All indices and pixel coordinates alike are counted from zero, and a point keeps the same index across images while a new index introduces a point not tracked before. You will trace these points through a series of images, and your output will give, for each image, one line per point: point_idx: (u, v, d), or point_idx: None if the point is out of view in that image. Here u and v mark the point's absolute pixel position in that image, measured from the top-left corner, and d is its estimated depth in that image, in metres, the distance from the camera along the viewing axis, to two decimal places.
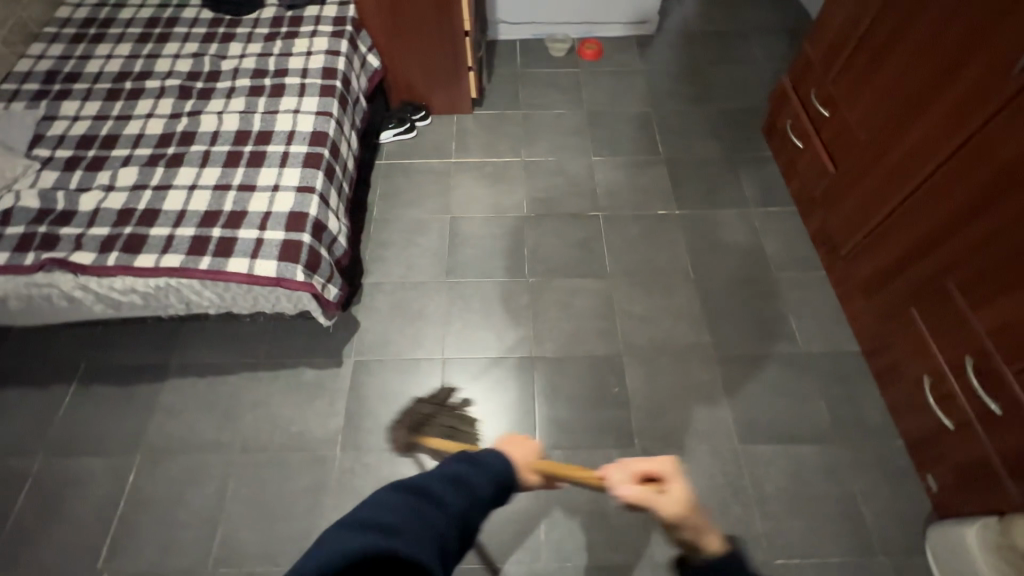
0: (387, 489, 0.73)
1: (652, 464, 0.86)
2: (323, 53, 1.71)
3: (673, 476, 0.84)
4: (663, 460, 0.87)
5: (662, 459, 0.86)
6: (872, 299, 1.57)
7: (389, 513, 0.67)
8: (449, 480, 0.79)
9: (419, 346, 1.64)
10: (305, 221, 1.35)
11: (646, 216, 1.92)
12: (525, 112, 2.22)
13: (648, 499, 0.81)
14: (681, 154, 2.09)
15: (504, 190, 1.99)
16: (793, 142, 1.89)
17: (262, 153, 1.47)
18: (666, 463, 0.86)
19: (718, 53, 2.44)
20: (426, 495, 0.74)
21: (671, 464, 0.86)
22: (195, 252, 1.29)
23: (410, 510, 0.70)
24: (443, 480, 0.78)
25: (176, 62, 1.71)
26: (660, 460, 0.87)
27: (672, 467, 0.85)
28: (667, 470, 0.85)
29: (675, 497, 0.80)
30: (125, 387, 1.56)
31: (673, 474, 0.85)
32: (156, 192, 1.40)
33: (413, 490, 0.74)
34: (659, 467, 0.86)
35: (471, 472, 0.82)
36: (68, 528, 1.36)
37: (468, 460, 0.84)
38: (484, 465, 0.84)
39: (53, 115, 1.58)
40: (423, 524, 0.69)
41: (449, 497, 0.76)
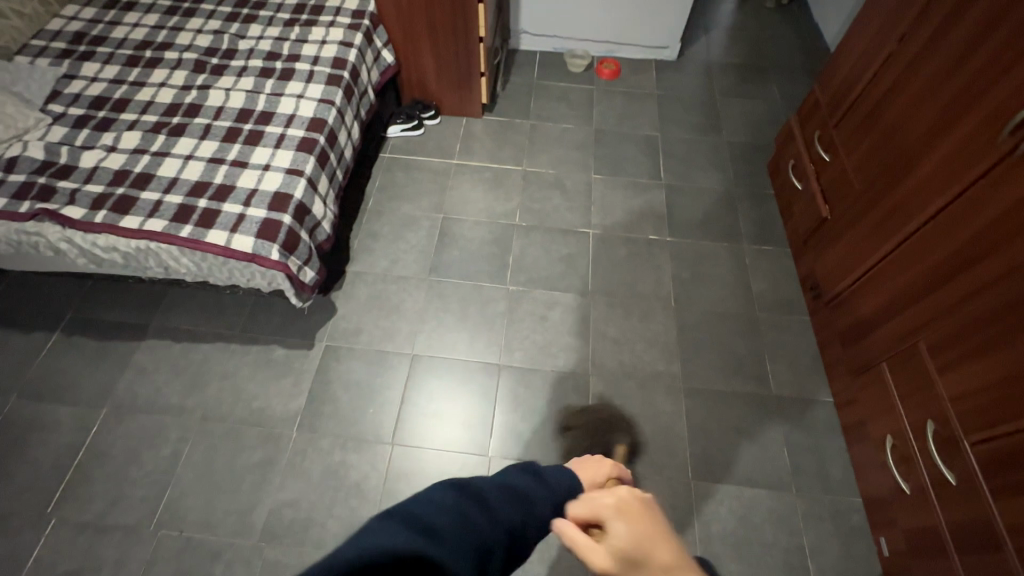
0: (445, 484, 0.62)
1: (585, 504, 0.57)
2: (337, 44, 1.76)
3: (615, 517, 0.53)
4: (598, 494, 0.57)
5: (616, 493, 0.56)
6: (848, 351, 1.54)
7: (436, 516, 0.57)
8: (508, 491, 0.66)
9: (392, 339, 1.66)
10: (289, 203, 1.38)
11: (637, 239, 1.92)
12: (533, 123, 2.24)
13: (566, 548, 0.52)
14: (682, 183, 2.08)
15: (501, 197, 2.01)
16: (793, 183, 1.88)
17: (260, 133, 1.52)
18: (609, 498, 0.56)
19: (735, 86, 2.43)
20: (480, 501, 0.62)
21: (617, 501, 0.55)
22: (179, 220, 1.33)
23: (456, 515, 0.58)
24: (499, 488, 0.66)
25: (197, 36, 1.78)
26: (601, 498, 0.56)
27: (620, 507, 0.54)
28: (605, 508, 0.54)
29: (609, 542, 0.50)
30: (104, 342, 1.61)
31: (613, 513, 0.54)
32: (155, 158, 1.45)
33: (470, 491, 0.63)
34: (600, 507, 0.55)
35: (532, 488, 0.68)
36: (26, 470, 1.40)
37: (536, 473, 0.71)
38: (552, 483, 0.70)
39: (73, 74, 1.65)
40: (463, 530, 0.57)
41: (506, 513, 0.63)
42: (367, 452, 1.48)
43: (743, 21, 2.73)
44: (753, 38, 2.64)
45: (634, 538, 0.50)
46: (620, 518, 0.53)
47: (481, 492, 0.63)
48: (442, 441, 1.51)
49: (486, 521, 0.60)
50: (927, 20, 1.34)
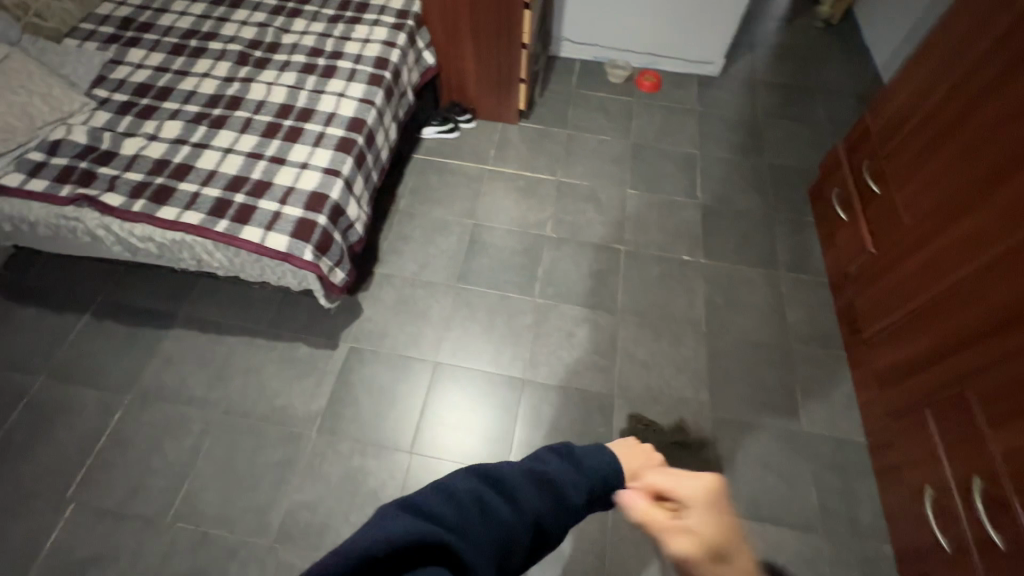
0: (464, 472, 0.58)
1: (674, 480, 0.59)
2: (380, 43, 1.75)
3: (703, 505, 0.56)
4: (689, 476, 0.59)
5: (700, 479, 0.58)
6: (887, 392, 1.48)
7: (449, 510, 0.53)
8: (537, 478, 0.62)
9: (416, 345, 1.65)
10: (325, 203, 1.37)
11: (670, 259, 1.87)
12: (569, 133, 2.21)
13: (655, 525, 0.56)
14: (719, 204, 2.03)
15: (533, 206, 1.98)
16: (837, 212, 1.81)
17: (299, 130, 1.51)
18: (699, 484, 0.57)
19: (778, 107, 2.37)
20: (507, 489, 0.59)
21: (708, 486, 0.57)
22: (215, 214, 1.32)
23: (478, 504, 0.55)
24: (528, 476, 0.62)
25: (242, 29, 1.78)
26: (693, 483, 0.58)
27: (709, 495, 0.57)
28: (699, 495, 0.57)
29: (694, 533, 0.54)
30: (132, 328, 1.62)
31: (704, 500, 0.56)
32: (194, 149, 1.45)
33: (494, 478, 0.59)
34: (684, 489, 0.58)
35: (567, 472, 0.65)
36: (50, 451, 1.41)
37: (569, 456, 0.67)
38: (585, 469, 0.66)
39: (120, 59, 1.66)
40: (487, 524, 0.54)
41: (534, 502, 0.60)
42: (385, 460, 1.46)
43: (790, 40, 2.66)
44: (800, 58, 2.58)
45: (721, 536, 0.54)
46: (708, 510, 0.56)
47: (506, 479, 0.59)
48: (461, 454, 1.49)
49: (511, 512, 0.57)
50: (994, 55, 1.27)
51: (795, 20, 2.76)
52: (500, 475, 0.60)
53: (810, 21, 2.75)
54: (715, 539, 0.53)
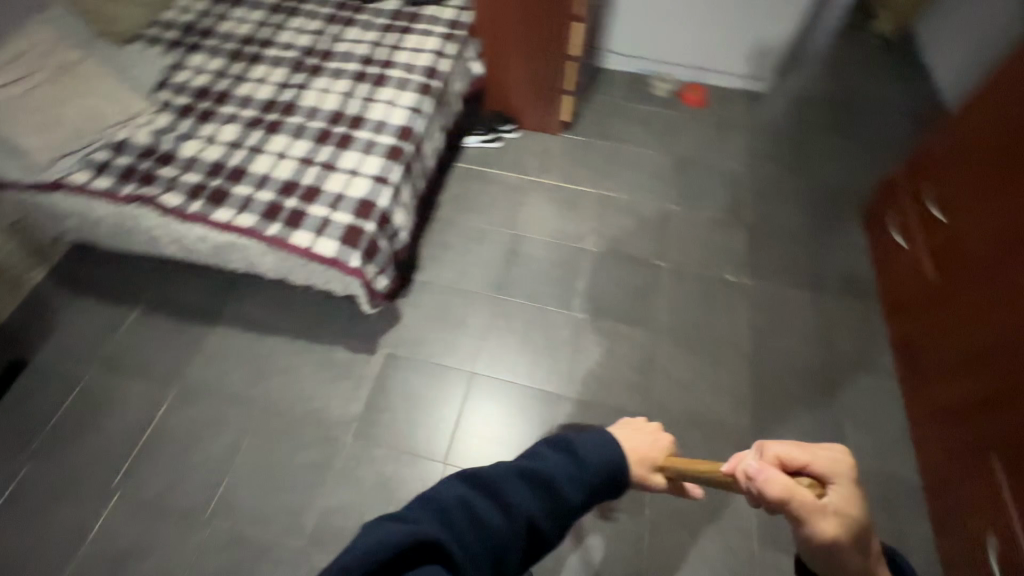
0: (456, 478, 0.68)
1: (808, 456, 0.59)
2: (431, 53, 1.77)
3: (841, 482, 0.58)
4: (825, 451, 0.60)
5: (832, 453, 0.59)
6: (947, 430, 1.40)
7: (443, 516, 0.63)
8: (529, 476, 0.69)
9: (452, 353, 1.64)
10: (374, 211, 1.38)
11: (713, 277, 1.83)
12: (612, 145, 2.18)
13: (800, 501, 0.55)
14: (765, 223, 1.97)
15: (573, 218, 1.96)
16: (895, 237, 1.74)
17: (350, 137, 1.53)
18: (837, 459, 0.59)
19: (830, 124, 2.29)
20: (499, 492, 0.66)
21: (845, 464, 0.58)
22: (268, 217, 1.35)
23: (468, 509, 0.64)
24: (521, 477, 0.69)
25: (298, 36, 1.83)
26: (827, 457, 0.59)
27: (845, 472, 0.58)
28: (838, 471, 0.58)
29: (840, 512, 0.55)
30: (180, 323, 1.67)
31: (843, 479, 0.58)
32: (249, 153, 1.49)
33: (487, 483, 0.67)
34: (824, 464, 0.59)
35: (562, 469, 0.70)
36: (99, 440, 1.46)
37: (566, 448, 0.73)
38: (579, 462, 0.71)
39: (182, 64, 1.72)
40: (474, 527, 0.63)
41: (525, 501, 0.67)
42: (419, 468, 1.45)
43: (843, 56, 2.58)
44: (853, 75, 2.50)
45: (859, 512, 0.56)
46: (847, 486, 0.57)
47: (496, 483, 0.67)
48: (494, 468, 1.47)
49: (500, 514, 0.65)
50: None
51: (848, 35, 2.68)
52: (491, 480, 0.67)
53: (864, 36, 2.67)
54: (854, 514, 0.56)
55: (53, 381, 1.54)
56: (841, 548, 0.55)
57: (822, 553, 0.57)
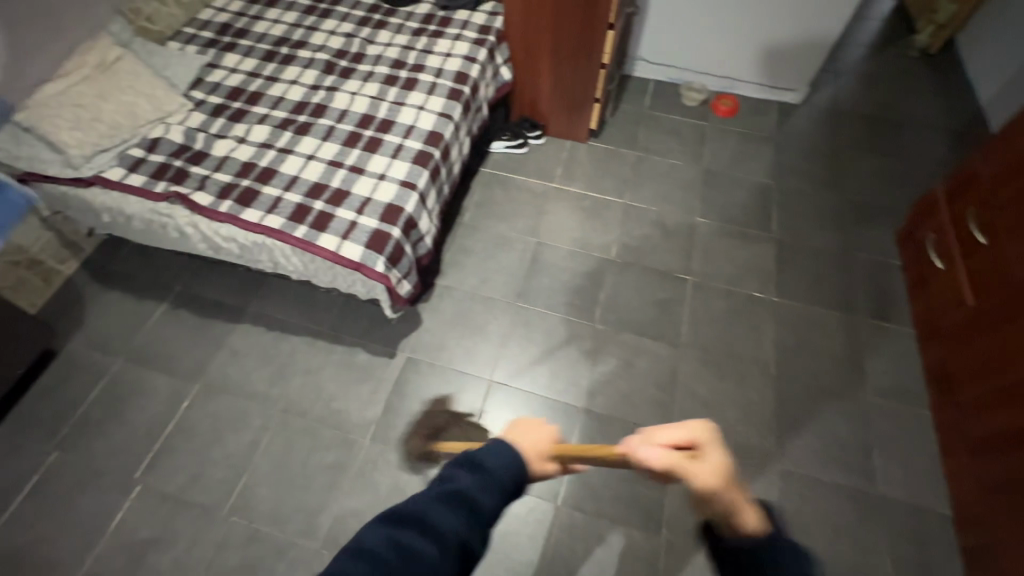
0: (373, 524, 0.64)
1: (679, 430, 0.64)
2: (461, 58, 1.76)
3: (711, 446, 0.62)
4: (692, 423, 0.64)
5: (696, 425, 0.64)
6: (982, 464, 1.34)
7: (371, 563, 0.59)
8: (446, 498, 0.67)
9: (471, 360, 1.64)
10: (400, 216, 1.38)
11: (739, 293, 1.79)
12: (639, 155, 2.16)
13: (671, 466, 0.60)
14: (795, 239, 1.93)
15: (598, 228, 1.94)
16: (932, 259, 1.67)
17: (379, 141, 1.53)
18: (700, 429, 0.63)
19: (865, 139, 2.23)
20: (422, 521, 0.64)
21: (709, 429, 0.63)
22: (295, 219, 1.36)
23: (398, 544, 0.62)
24: (438, 499, 0.67)
25: (330, 38, 1.84)
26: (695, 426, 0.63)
27: (713, 437, 0.63)
28: (702, 437, 0.62)
29: (710, 469, 0.59)
30: (205, 320, 1.69)
31: (711, 442, 0.62)
32: (279, 154, 1.50)
33: (407, 517, 0.65)
34: (692, 434, 0.63)
35: (475, 482, 0.70)
36: (123, 432, 1.48)
37: (470, 465, 0.72)
38: (485, 475, 0.71)
39: (216, 63, 1.74)
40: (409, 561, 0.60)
41: (452, 523, 0.65)
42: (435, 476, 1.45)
43: (881, 69, 2.51)
44: (891, 88, 2.43)
45: (729, 466, 0.60)
46: (712, 445, 0.62)
47: (419, 513, 0.65)
48: None
49: (431, 543, 0.63)
50: None
51: (887, 47, 2.61)
52: (413, 512, 0.66)
53: (904, 50, 2.60)
54: (722, 466, 0.59)
55: (81, 372, 1.58)
56: (722, 503, 0.58)
57: (710, 512, 0.59)
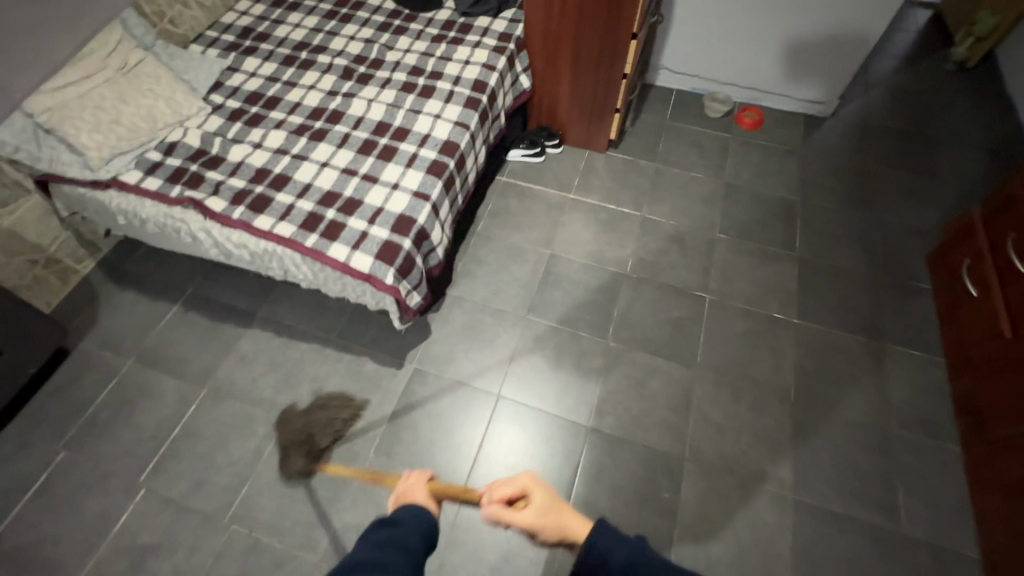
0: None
1: (508, 486, 0.90)
2: (480, 66, 1.74)
3: (533, 489, 0.88)
4: (520, 478, 0.90)
5: (522, 476, 0.90)
6: (1013, 507, 1.27)
7: None
8: (381, 546, 0.73)
9: (479, 373, 1.61)
10: (411, 227, 1.36)
11: (757, 314, 1.73)
12: (658, 167, 2.11)
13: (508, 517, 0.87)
14: (818, 258, 1.86)
15: (613, 242, 1.90)
16: (966, 285, 1.59)
17: (394, 149, 1.51)
18: (523, 479, 0.90)
19: (896, 156, 2.15)
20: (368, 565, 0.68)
21: (526, 477, 0.89)
22: (306, 228, 1.35)
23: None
24: (375, 547, 0.72)
25: (350, 43, 1.84)
26: (518, 478, 0.90)
27: (534, 481, 0.89)
28: (524, 483, 0.89)
29: (533, 509, 0.85)
30: (217, 323, 1.70)
31: (531, 486, 0.88)
32: (294, 160, 1.49)
33: (354, 565, 0.68)
34: (518, 485, 0.90)
35: (399, 532, 0.77)
36: (130, 434, 1.49)
37: (386, 522, 0.79)
38: (405, 525, 0.79)
39: (236, 67, 1.75)
40: None
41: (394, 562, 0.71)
42: None
43: (916, 82, 2.42)
44: (925, 103, 2.33)
45: (546, 499, 0.86)
46: (533, 486, 0.88)
47: (363, 560, 0.69)
48: None
49: None
50: None
51: (923, 59, 2.51)
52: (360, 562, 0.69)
53: (941, 62, 2.49)
54: (540, 503, 0.86)
55: (93, 371, 1.59)
56: (548, 532, 0.84)
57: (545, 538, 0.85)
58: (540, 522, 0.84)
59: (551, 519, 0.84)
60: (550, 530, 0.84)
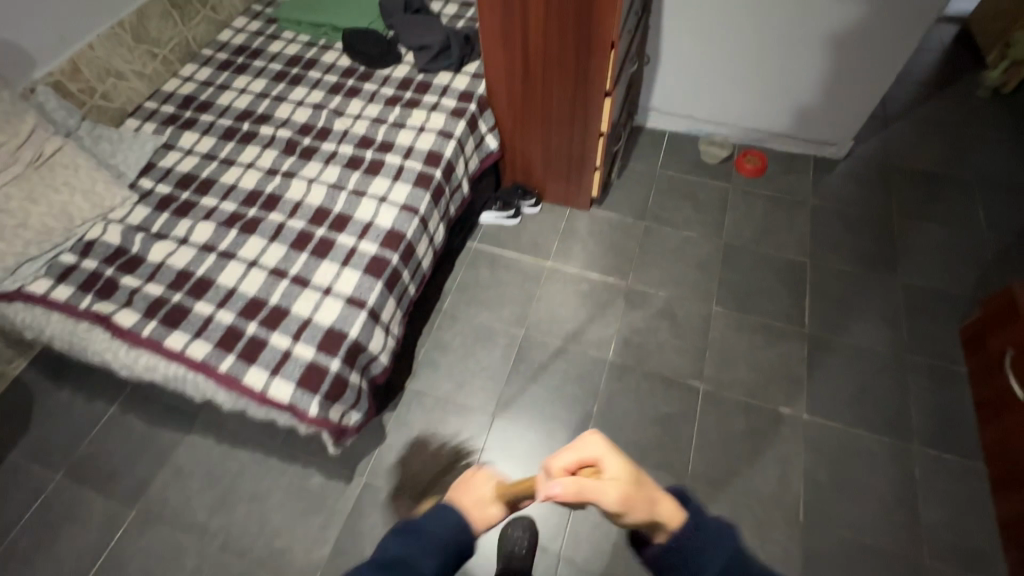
0: None
1: (575, 452, 0.64)
2: (435, 133, 1.55)
3: (611, 455, 0.63)
4: (586, 441, 0.64)
5: (591, 436, 0.64)
6: None
7: None
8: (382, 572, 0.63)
9: (439, 486, 1.42)
10: (342, 344, 1.18)
11: (761, 407, 1.49)
12: (647, 226, 1.89)
13: (584, 495, 0.60)
14: (832, 334, 1.61)
15: (596, 319, 1.69)
16: (1011, 379, 1.33)
17: (331, 243, 1.33)
18: (595, 443, 0.64)
19: (924, 204, 1.88)
20: None
21: (602, 440, 0.64)
22: (223, 347, 1.18)
23: None
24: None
25: (297, 109, 1.67)
26: (591, 444, 0.64)
27: (609, 448, 0.64)
28: (600, 451, 0.64)
29: (616, 480, 0.61)
30: (153, 427, 1.54)
31: (612, 453, 0.63)
32: (219, 259, 1.33)
33: None
34: (587, 452, 0.64)
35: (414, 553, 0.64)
36: (51, 565, 1.35)
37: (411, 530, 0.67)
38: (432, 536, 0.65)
39: (172, 144, 1.61)
40: None
41: None
42: None
43: (944, 112, 2.14)
44: (955, 137, 2.06)
45: (632, 471, 0.62)
46: (614, 455, 0.63)
47: None
48: None
49: None
50: None
51: (950, 86, 2.22)
52: None
53: (972, 89, 2.21)
54: (626, 478, 0.61)
55: (17, 488, 1.46)
56: (634, 512, 0.60)
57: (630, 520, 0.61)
58: (630, 503, 0.60)
59: (641, 498, 0.61)
60: (639, 504, 0.60)
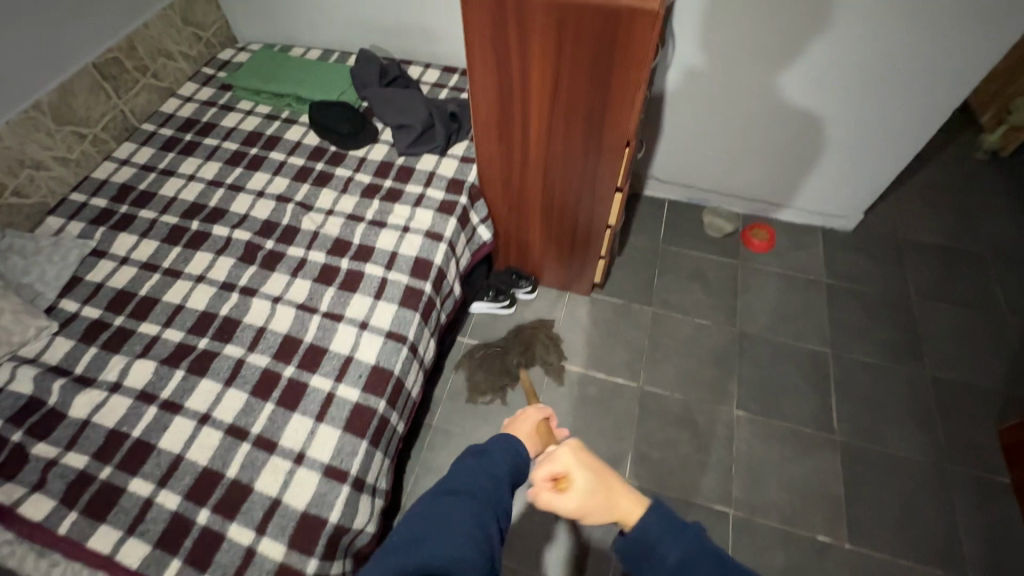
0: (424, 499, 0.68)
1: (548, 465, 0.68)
2: (422, 234, 1.34)
3: (577, 466, 0.67)
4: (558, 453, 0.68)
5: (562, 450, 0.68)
6: None
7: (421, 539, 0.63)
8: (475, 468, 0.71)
9: None
10: (319, 534, 0.96)
11: (799, 539, 1.33)
12: (655, 312, 1.73)
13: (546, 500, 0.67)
14: (865, 441, 1.48)
15: (608, 431, 1.50)
16: None
17: (302, 387, 1.10)
18: (567, 455, 0.67)
19: (939, 283, 1.79)
20: (460, 490, 0.68)
21: (571, 452, 0.67)
22: (166, 548, 0.93)
23: (447, 519, 0.65)
24: (465, 472, 0.71)
25: (257, 202, 1.43)
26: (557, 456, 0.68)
27: (577, 456, 0.67)
28: (570, 463, 0.67)
29: (578, 493, 0.65)
30: None
31: (577, 466, 0.66)
32: (161, 413, 1.08)
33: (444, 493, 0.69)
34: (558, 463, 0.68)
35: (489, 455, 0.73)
36: None
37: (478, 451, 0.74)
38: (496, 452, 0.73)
39: (104, 250, 1.34)
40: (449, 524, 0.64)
41: (482, 489, 0.69)
42: None
43: (944, 177, 2.07)
44: (960, 205, 1.99)
45: (594, 481, 0.66)
46: (581, 466, 0.67)
47: (452, 486, 0.69)
48: None
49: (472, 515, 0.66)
50: None
51: (946, 148, 2.16)
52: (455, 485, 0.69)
53: (966, 151, 2.15)
54: (588, 489, 0.65)
55: None
56: (593, 517, 0.65)
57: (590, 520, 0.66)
58: (590, 514, 0.65)
59: (601, 505, 0.65)
60: (596, 511, 0.65)
